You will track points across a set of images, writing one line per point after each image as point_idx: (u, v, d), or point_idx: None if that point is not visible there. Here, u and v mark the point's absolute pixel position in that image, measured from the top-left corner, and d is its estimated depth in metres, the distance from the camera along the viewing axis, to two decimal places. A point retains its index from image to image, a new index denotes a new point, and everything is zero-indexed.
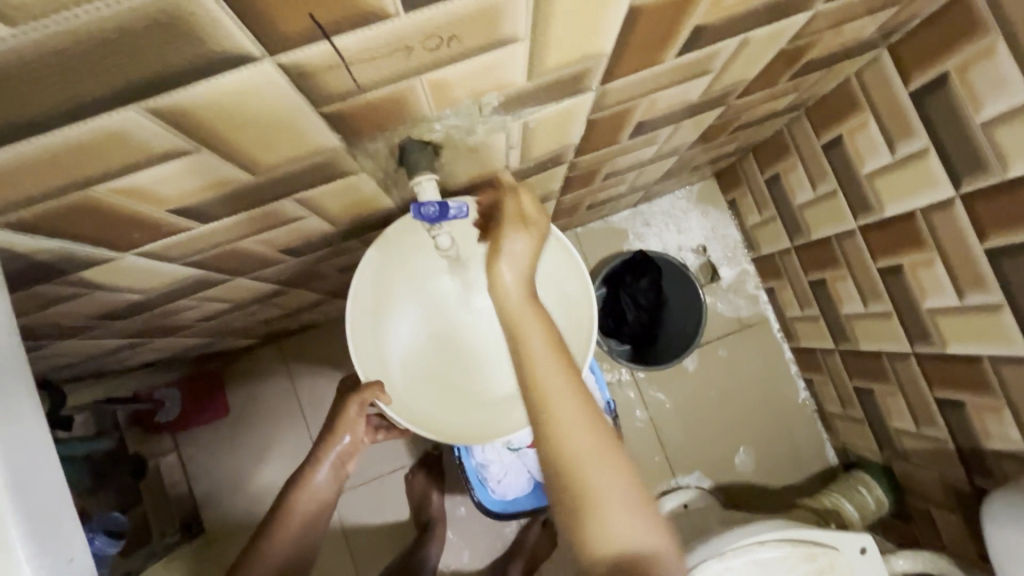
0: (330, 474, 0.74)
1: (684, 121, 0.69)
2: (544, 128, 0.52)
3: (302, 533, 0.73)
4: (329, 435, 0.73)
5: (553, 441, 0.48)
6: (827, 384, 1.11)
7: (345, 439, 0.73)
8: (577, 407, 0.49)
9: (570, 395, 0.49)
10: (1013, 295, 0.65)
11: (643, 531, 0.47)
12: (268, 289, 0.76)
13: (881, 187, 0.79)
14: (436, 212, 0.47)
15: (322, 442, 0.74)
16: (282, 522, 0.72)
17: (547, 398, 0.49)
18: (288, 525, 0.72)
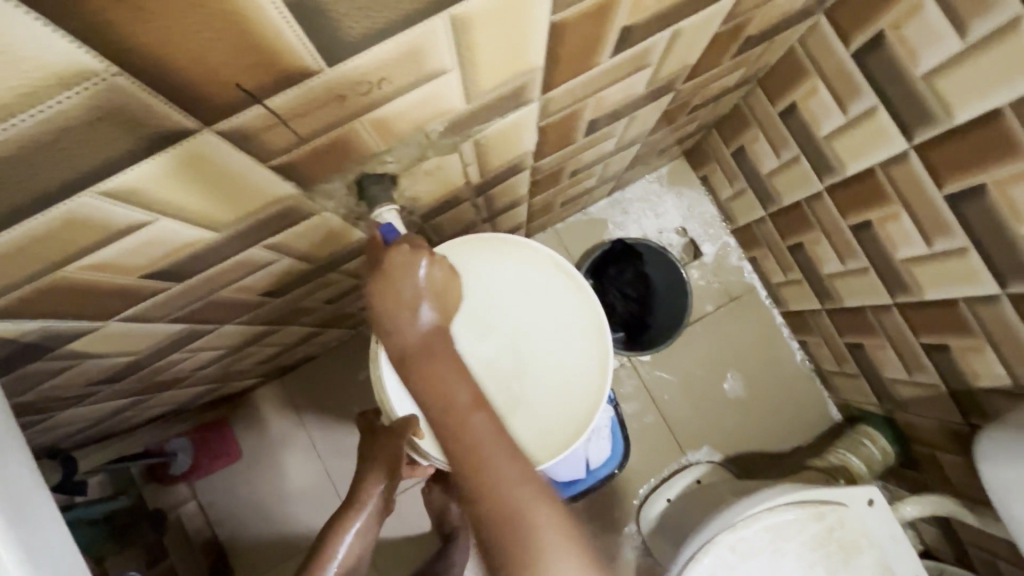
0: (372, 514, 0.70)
1: (637, 111, 0.70)
2: (496, 142, 0.53)
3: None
4: (370, 474, 0.69)
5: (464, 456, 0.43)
6: (820, 343, 1.13)
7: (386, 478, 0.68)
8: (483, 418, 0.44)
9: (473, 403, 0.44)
10: (977, 237, 0.66)
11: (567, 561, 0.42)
12: (258, 330, 0.77)
13: (838, 147, 0.80)
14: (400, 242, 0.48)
15: (363, 482, 0.70)
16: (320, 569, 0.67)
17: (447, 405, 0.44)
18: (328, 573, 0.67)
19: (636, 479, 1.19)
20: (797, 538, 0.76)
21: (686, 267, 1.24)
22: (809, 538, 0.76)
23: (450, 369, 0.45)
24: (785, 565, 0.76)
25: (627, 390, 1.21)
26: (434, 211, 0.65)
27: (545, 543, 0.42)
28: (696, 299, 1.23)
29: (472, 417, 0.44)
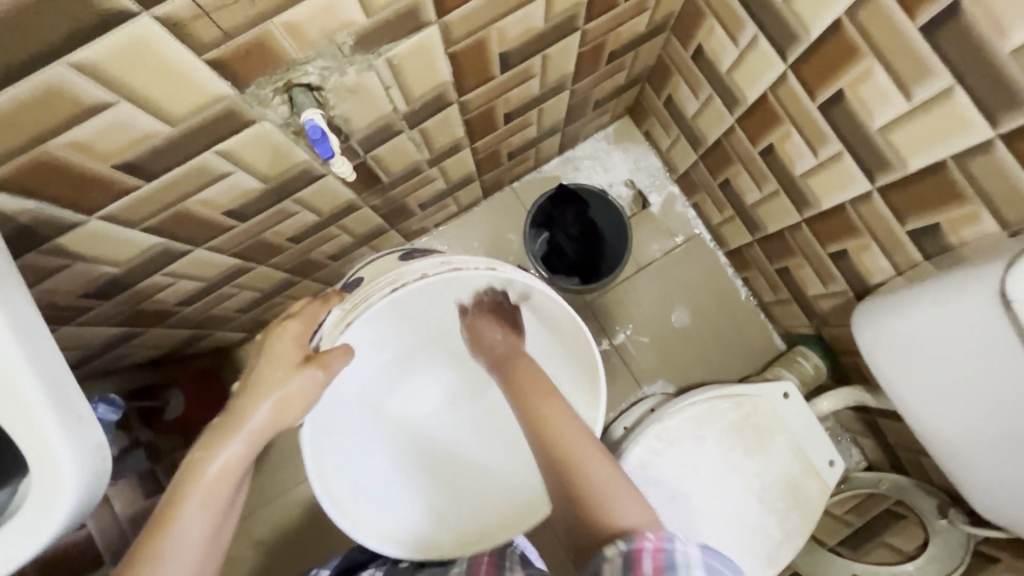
0: (275, 413, 0.65)
1: (548, 50, 0.80)
2: (408, 65, 0.63)
3: (235, 467, 0.63)
4: (238, 412, 0.64)
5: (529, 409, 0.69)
6: (758, 276, 1.23)
7: (259, 409, 0.65)
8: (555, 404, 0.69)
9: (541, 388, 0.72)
10: (845, 141, 0.76)
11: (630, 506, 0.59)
12: (232, 264, 0.88)
13: (737, 80, 0.90)
14: (320, 134, 0.57)
15: (225, 424, 0.64)
16: (213, 452, 0.62)
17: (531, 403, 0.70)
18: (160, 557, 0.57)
19: None
20: (716, 425, 0.85)
21: (634, 216, 1.34)
22: (726, 425, 0.85)
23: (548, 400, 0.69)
24: (706, 449, 0.85)
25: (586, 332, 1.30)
26: (372, 140, 0.75)
27: (611, 484, 0.61)
28: (646, 245, 1.33)
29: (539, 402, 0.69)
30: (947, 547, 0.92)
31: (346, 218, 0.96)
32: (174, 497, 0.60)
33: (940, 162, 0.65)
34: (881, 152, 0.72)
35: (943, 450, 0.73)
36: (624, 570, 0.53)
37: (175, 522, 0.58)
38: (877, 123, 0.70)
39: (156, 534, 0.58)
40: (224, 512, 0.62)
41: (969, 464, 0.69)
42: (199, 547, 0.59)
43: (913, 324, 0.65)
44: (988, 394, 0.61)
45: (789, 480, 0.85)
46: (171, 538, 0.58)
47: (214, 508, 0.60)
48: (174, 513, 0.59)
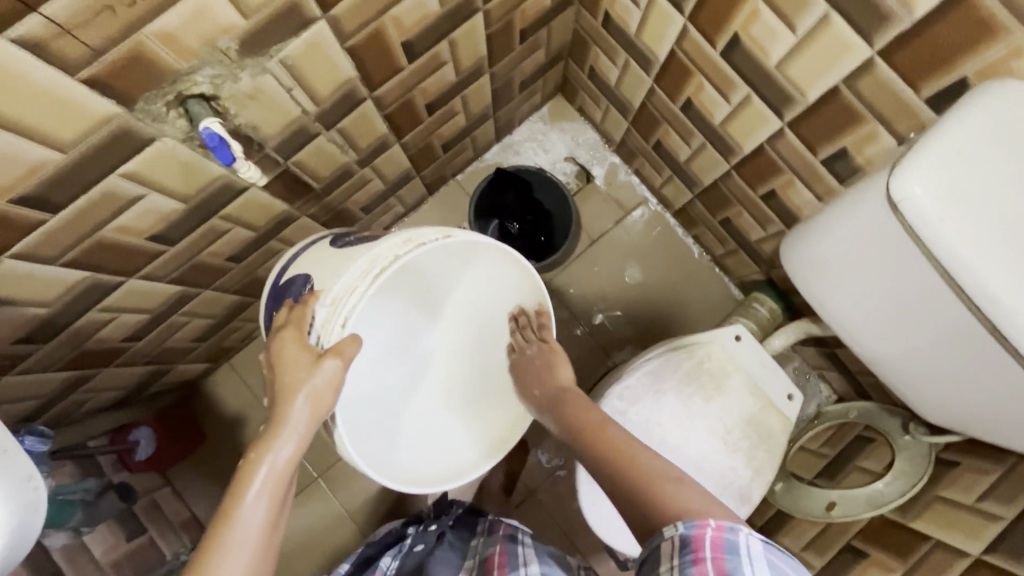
0: (314, 406, 0.63)
1: (453, 35, 0.81)
2: (306, 64, 0.64)
3: (291, 459, 0.61)
4: (284, 397, 0.63)
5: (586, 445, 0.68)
6: (705, 231, 1.25)
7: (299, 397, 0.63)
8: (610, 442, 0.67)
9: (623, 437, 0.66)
10: (750, 83, 0.78)
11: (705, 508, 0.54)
12: (172, 292, 0.87)
13: (646, 39, 0.92)
14: (214, 138, 0.58)
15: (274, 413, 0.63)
16: (269, 445, 0.60)
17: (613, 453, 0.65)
18: (228, 546, 0.54)
19: None
20: (671, 377, 0.87)
21: (580, 191, 1.35)
22: (682, 374, 0.87)
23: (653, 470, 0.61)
24: (666, 401, 0.87)
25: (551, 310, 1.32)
26: (288, 146, 0.75)
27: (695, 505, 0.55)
28: (595, 217, 1.35)
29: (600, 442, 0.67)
30: (910, 460, 0.92)
31: (284, 230, 0.96)
32: (231, 497, 0.56)
33: (834, 88, 0.67)
34: (782, 87, 0.74)
35: (886, 369, 0.74)
36: (680, 552, 0.51)
37: (237, 528, 0.55)
38: (774, 59, 0.72)
39: (217, 536, 0.54)
40: (282, 502, 0.59)
41: (907, 376, 0.71)
42: (253, 552, 0.55)
43: (830, 242, 0.66)
44: (908, 302, 0.63)
45: (749, 419, 0.87)
46: (234, 544, 0.54)
47: (274, 506, 0.57)
48: (231, 517, 0.55)
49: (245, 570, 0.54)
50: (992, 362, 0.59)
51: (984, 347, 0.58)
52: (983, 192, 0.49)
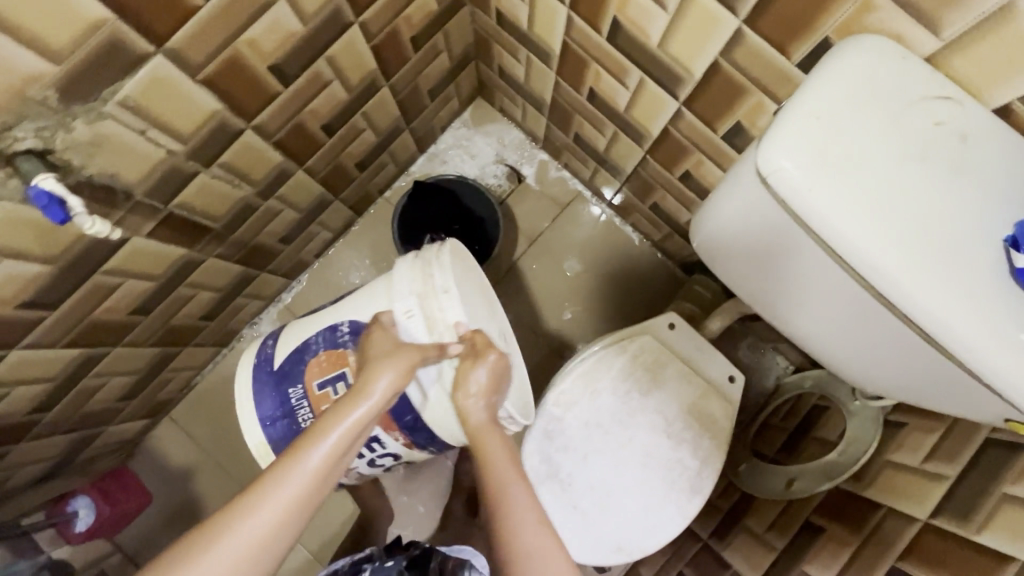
0: (395, 381, 0.61)
1: (328, 53, 0.77)
2: (154, 102, 0.60)
3: (362, 424, 0.58)
4: (372, 369, 0.62)
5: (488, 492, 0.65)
6: (640, 218, 1.23)
7: (386, 375, 0.61)
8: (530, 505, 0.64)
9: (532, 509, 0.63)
10: (640, 66, 0.76)
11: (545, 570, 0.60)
12: (74, 355, 0.83)
13: (539, 33, 0.89)
14: (45, 201, 0.53)
15: (363, 378, 0.62)
16: (344, 409, 0.58)
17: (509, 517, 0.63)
18: (273, 498, 0.53)
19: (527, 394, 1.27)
20: (606, 376, 0.85)
21: (514, 192, 1.33)
22: (616, 372, 0.85)
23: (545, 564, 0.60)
24: (603, 402, 0.84)
25: None
26: (164, 189, 0.71)
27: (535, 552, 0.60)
28: (532, 217, 1.32)
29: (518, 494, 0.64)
30: (860, 426, 0.90)
31: (192, 274, 0.91)
32: (303, 437, 0.57)
33: (714, 62, 0.65)
34: (669, 67, 0.72)
35: (813, 348, 0.71)
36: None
37: (298, 465, 0.55)
38: (655, 40, 0.69)
39: (269, 476, 0.54)
40: (335, 471, 0.57)
41: (832, 353, 0.68)
42: (294, 496, 0.54)
43: (726, 223, 0.63)
44: (807, 279, 0.60)
45: (690, 408, 0.85)
46: (290, 478, 0.54)
47: (334, 458, 0.56)
48: (297, 453, 0.55)
49: (281, 512, 0.53)
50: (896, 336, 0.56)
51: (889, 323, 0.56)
52: (880, 165, 0.46)
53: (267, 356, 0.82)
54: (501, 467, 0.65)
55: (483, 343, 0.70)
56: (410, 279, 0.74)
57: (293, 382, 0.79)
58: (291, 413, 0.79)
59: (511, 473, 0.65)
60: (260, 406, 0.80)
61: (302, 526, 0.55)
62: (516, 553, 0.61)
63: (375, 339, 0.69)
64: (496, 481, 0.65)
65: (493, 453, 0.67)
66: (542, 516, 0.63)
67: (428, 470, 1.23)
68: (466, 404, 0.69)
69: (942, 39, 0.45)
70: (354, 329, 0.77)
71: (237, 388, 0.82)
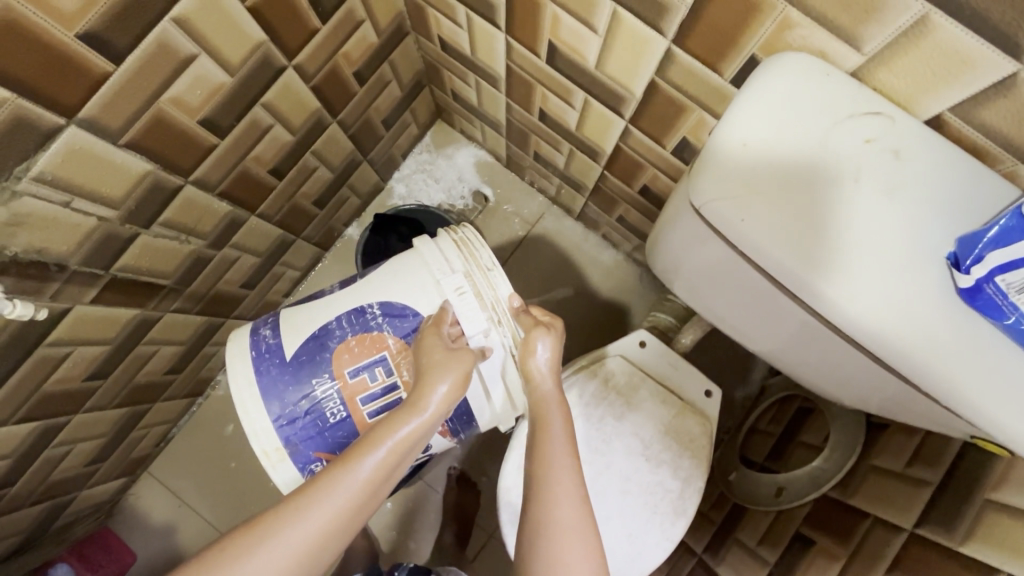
0: (452, 390, 0.61)
1: (263, 101, 0.75)
2: (73, 173, 0.58)
3: (411, 439, 0.57)
4: (425, 380, 0.61)
5: (536, 466, 0.59)
6: (610, 230, 1.21)
7: (443, 385, 0.60)
8: (577, 487, 0.58)
9: (574, 494, 0.58)
10: (583, 87, 0.74)
11: (578, 555, 0.55)
12: (30, 427, 0.80)
13: (482, 57, 0.88)
14: None
15: (415, 392, 0.60)
16: (393, 424, 0.57)
17: (552, 494, 0.57)
18: (318, 501, 0.53)
19: None
20: (579, 402, 0.83)
21: (482, 213, 1.31)
22: (587, 397, 0.83)
23: (582, 551, 0.55)
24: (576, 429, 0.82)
25: None
26: (101, 255, 0.69)
27: (579, 533, 0.56)
28: (502, 238, 1.30)
29: (566, 477, 0.58)
30: (843, 428, 0.89)
31: (149, 332, 0.89)
32: (351, 448, 0.56)
33: (651, 81, 0.63)
34: (610, 87, 0.70)
35: (785, 367, 0.69)
36: None
37: (349, 474, 0.54)
38: (592, 61, 0.68)
39: (315, 481, 0.54)
40: (386, 479, 0.56)
41: (806, 373, 0.66)
42: (344, 507, 0.54)
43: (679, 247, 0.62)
44: (755, 300, 0.59)
45: (666, 428, 0.83)
46: (334, 489, 0.54)
47: (385, 470, 0.56)
48: (348, 462, 0.55)
49: (328, 521, 0.53)
50: (850, 359, 0.55)
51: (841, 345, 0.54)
52: (805, 187, 0.46)
53: (271, 348, 0.75)
54: (555, 432, 0.61)
55: (542, 312, 0.70)
56: (449, 260, 0.73)
57: (317, 372, 0.74)
58: (317, 407, 0.73)
59: (565, 450, 0.60)
60: (272, 400, 0.74)
61: (350, 534, 0.55)
62: (552, 525, 0.56)
63: (425, 340, 0.66)
64: (544, 453, 0.59)
65: (551, 422, 0.63)
66: (582, 491, 0.58)
67: (414, 504, 1.20)
68: (534, 370, 0.66)
69: (864, 53, 0.44)
70: (387, 311, 0.74)
71: (238, 388, 0.74)
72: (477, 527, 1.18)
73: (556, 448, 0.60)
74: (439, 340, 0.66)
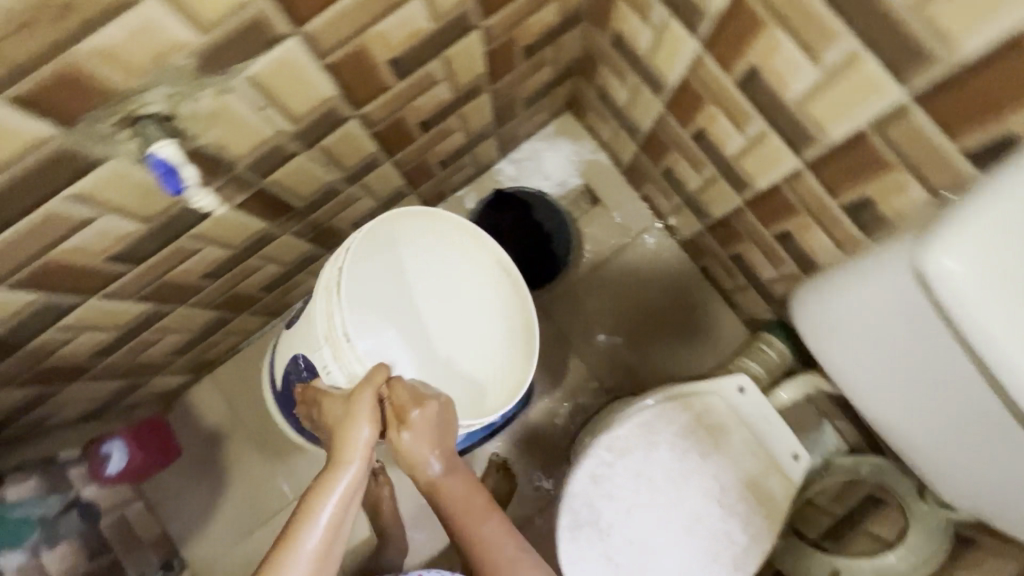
0: (373, 436, 0.67)
1: (445, 53, 0.75)
2: (275, 82, 0.59)
3: (356, 491, 0.64)
4: (346, 443, 0.66)
5: (461, 517, 0.74)
6: (716, 264, 1.17)
7: (367, 434, 0.67)
8: (502, 527, 0.74)
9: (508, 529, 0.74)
10: (769, 117, 0.72)
11: None
12: (143, 309, 0.83)
13: (658, 62, 0.85)
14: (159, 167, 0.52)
15: (344, 450, 0.66)
16: (340, 480, 0.63)
17: (486, 539, 0.73)
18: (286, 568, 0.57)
19: (565, 420, 1.23)
20: (667, 429, 0.80)
21: (586, 213, 1.29)
22: (677, 428, 0.80)
23: None
24: (659, 457, 0.80)
25: (544, 336, 1.26)
26: (263, 166, 0.70)
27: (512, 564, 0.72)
28: (598, 244, 1.28)
29: (491, 522, 0.74)
30: (927, 534, 0.87)
31: (264, 248, 0.90)
32: (295, 521, 0.60)
33: (861, 130, 0.61)
34: (803, 125, 0.67)
35: (903, 436, 0.75)
36: None
37: (296, 549, 0.58)
38: (795, 95, 0.65)
39: (285, 543, 0.59)
40: (343, 528, 0.62)
41: (928, 446, 0.72)
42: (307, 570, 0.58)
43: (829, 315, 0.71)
44: (925, 372, 0.64)
45: (750, 480, 0.80)
46: (294, 557, 0.58)
47: (331, 532, 0.61)
48: (294, 537, 0.59)
49: None
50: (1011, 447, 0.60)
51: (1010, 432, 0.59)
52: None
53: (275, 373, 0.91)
54: (450, 488, 0.74)
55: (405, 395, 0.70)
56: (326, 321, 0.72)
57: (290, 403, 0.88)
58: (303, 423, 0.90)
59: (484, 501, 0.75)
60: (285, 412, 0.93)
61: None
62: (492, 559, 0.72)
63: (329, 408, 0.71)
64: (458, 502, 0.74)
65: (449, 484, 0.74)
66: (507, 523, 0.75)
67: None
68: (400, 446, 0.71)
69: None
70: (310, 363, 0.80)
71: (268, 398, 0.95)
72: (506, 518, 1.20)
73: (468, 498, 0.74)
74: (340, 405, 0.70)
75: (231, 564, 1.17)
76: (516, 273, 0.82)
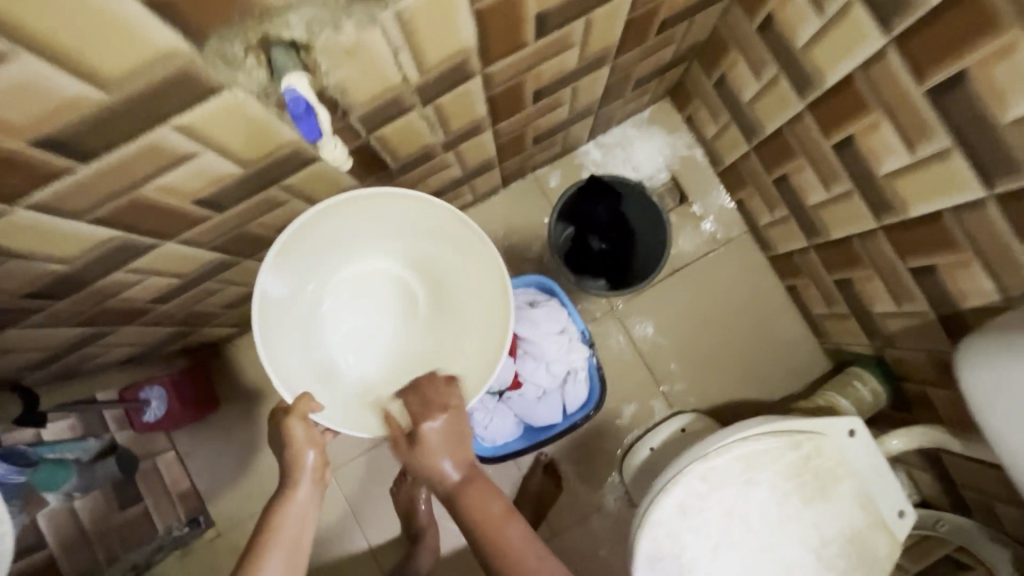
0: (317, 457, 0.67)
1: (591, 15, 0.66)
2: (422, 21, 0.50)
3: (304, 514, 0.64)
4: (290, 469, 0.66)
5: (484, 532, 0.64)
6: (809, 286, 1.08)
7: (308, 458, 0.66)
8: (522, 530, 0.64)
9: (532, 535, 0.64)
10: (961, 136, 0.62)
11: None
12: (214, 258, 0.75)
13: (817, 56, 0.75)
14: (292, 106, 0.45)
15: (288, 475, 0.66)
16: (289, 507, 0.64)
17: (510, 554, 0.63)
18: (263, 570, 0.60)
19: (620, 429, 1.16)
20: (770, 466, 0.73)
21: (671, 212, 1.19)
22: (782, 466, 0.73)
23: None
24: (759, 495, 0.73)
25: (609, 338, 1.18)
26: (375, 118, 0.62)
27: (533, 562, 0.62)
28: (680, 247, 1.19)
29: (513, 526, 0.64)
30: None
31: None
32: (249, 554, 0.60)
33: None
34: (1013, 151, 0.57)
35: None
36: None
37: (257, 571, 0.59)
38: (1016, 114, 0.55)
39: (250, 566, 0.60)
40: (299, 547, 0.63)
41: None
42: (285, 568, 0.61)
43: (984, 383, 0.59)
44: None
45: (852, 534, 0.73)
46: None
47: (289, 548, 0.62)
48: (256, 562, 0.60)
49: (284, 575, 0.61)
50: None
51: None
52: None
53: None
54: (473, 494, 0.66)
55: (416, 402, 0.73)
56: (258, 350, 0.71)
57: None
58: None
59: (502, 510, 0.65)
60: None
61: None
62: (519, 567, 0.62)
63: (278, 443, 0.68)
64: (474, 511, 0.65)
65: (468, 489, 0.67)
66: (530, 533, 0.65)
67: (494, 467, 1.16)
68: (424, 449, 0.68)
69: None
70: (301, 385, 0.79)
71: None
72: (546, 520, 1.15)
73: (489, 503, 0.66)
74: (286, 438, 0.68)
75: (256, 529, 1.12)
76: (473, 226, 0.75)
